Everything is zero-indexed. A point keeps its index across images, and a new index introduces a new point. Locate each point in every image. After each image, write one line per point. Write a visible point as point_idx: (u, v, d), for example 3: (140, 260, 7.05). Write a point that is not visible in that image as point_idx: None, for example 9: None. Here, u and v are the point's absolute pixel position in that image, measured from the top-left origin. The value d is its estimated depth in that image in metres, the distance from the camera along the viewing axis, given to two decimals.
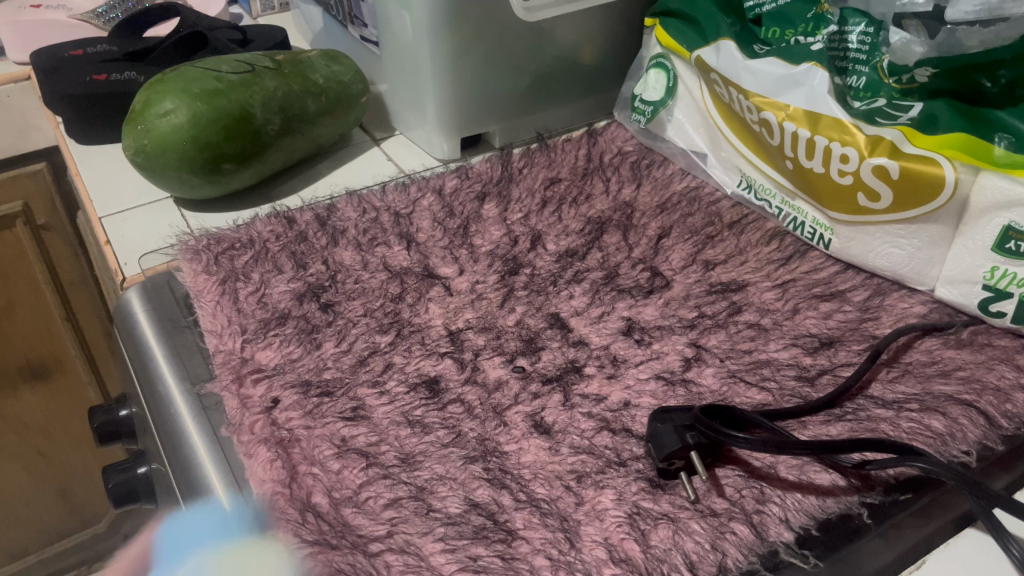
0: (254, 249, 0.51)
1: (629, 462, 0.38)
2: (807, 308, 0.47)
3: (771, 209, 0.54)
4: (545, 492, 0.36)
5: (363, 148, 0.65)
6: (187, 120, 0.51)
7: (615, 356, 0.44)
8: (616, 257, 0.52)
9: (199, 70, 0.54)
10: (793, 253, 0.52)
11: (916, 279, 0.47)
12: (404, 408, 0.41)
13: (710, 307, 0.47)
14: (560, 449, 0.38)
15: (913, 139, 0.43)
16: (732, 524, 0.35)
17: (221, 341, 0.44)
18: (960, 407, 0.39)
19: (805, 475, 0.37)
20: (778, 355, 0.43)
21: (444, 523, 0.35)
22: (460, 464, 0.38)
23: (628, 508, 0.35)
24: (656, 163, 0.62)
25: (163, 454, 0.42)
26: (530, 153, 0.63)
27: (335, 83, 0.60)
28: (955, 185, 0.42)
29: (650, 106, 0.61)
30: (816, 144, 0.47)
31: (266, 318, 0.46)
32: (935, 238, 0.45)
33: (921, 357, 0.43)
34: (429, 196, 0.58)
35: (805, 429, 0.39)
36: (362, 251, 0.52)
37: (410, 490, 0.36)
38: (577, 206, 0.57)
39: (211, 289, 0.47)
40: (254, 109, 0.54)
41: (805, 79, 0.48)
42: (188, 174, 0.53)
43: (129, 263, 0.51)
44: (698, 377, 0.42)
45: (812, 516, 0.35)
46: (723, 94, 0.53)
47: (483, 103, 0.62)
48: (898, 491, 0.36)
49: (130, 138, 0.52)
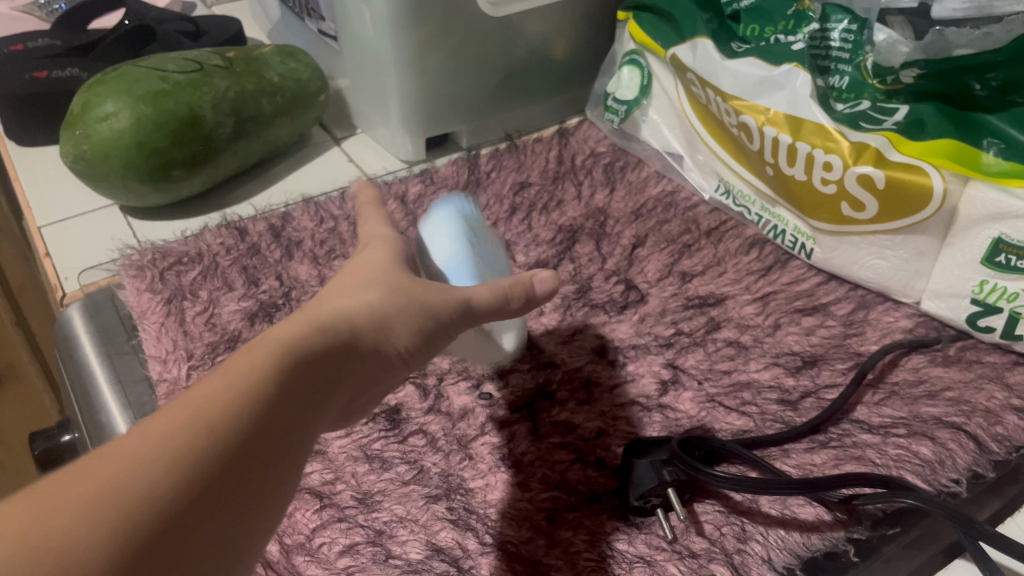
0: (203, 263, 0.48)
1: (603, 498, 0.35)
2: (789, 323, 0.45)
3: (750, 215, 0.52)
4: (513, 533, 0.34)
5: (324, 149, 0.62)
6: (131, 125, 0.47)
7: (588, 379, 0.41)
8: (589, 269, 0.49)
9: (142, 70, 0.50)
10: (774, 263, 0.50)
11: (902, 292, 0.45)
12: (362, 441, 0.38)
13: (687, 323, 0.45)
14: (530, 484, 0.36)
15: (899, 146, 0.41)
16: (711, 566, 0.32)
17: (165, 368, 0.41)
18: (949, 431, 0.37)
19: (789, 509, 0.35)
20: (759, 376, 0.41)
21: (404, 571, 0.32)
22: (421, 503, 0.35)
23: (602, 549, 0.33)
24: (631, 165, 0.60)
25: None
26: (499, 154, 0.60)
27: (291, 82, 0.57)
28: (943, 196, 0.40)
29: (624, 105, 0.58)
30: (797, 150, 0.45)
31: (214, 341, 0.43)
32: (921, 250, 0.43)
33: (908, 376, 0.41)
34: (391, 202, 0.55)
35: (788, 457, 0.37)
36: (319, 264, 0.49)
37: (367, 534, 0.34)
38: (548, 212, 0.55)
39: (156, 309, 0.44)
40: (204, 112, 0.50)
41: (785, 82, 0.45)
42: (133, 181, 0.49)
43: (69, 278, 0.48)
44: (675, 402, 0.40)
45: (796, 555, 0.33)
46: (700, 95, 0.51)
47: (448, 101, 0.59)
48: (887, 525, 0.34)
49: (68, 143, 0.48)
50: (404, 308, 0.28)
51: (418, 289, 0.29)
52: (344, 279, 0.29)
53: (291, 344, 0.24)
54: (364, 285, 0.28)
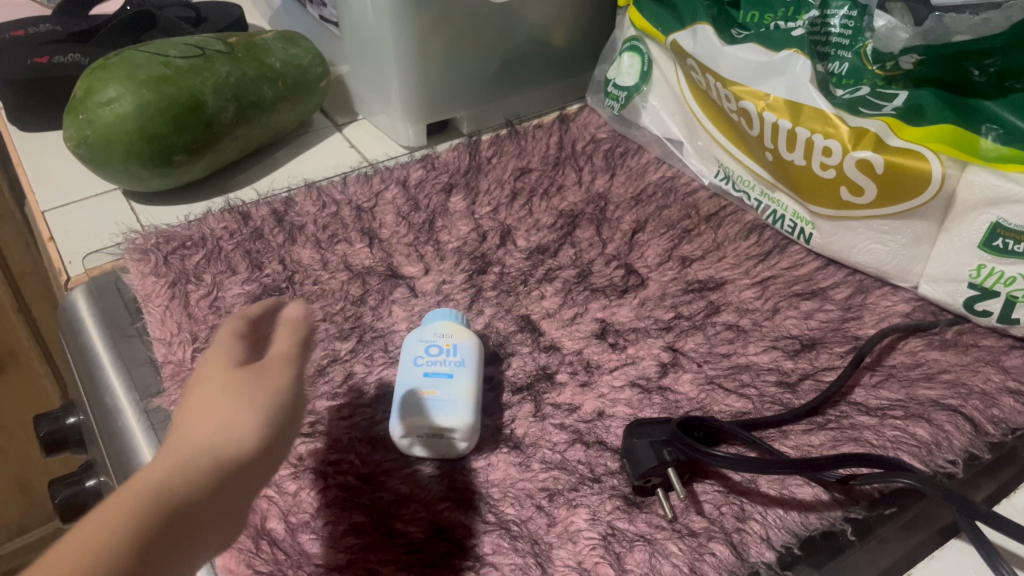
0: (207, 247, 0.48)
1: (604, 478, 0.36)
2: (788, 307, 0.45)
3: (749, 200, 0.52)
4: (515, 512, 0.34)
5: (325, 135, 0.62)
6: (133, 110, 0.47)
7: (588, 361, 0.42)
8: (589, 254, 0.50)
9: (144, 55, 0.50)
10: (773, 248, 0.50)
11: (899, 276, 0.45)
12: (365, 422, 0.38)
13: (687, 307, 0.45)
14: (531, 464, 0.36)
15: (899, 132, 0.41)
16: (711, 544, 0.33)
17: (170, 350, 0.41)
18: (946, 413, 0.38)
19: (787, 489, 0.35)
20: (757, 359, 0.42)
21: (408, 549, 0.33)
22: (425, 483, 0.36)
23: (603, 528, 0.34)
24: (631, 151, 0.60)
25: (109, 469, 0.39)
26: (500, 140, 0.60)
27: (293, 68, 0.57)
28: (942, 181, 0.40)
29: (624, 91, 0.59)
30: (797, 135, 0.45)
31: (219, 324, 0.43)
32: (919, 235, 0.43)
33: (905, 359, 0.42)
34: (393, 187, 0.55)
35: (786, 439, 0.37)
36: (322, 248, 0.49)
37: (371, 513, 0.34)
38: (549, 197, 0.55)
39: (160, 292, 0.44)
40: (206, 97, 0.50)
41: (785, 67, 0.45)
42: (136, 166, 0.49)
43: (74, 261, 0.48)
44: (674, 383, 0.40)
45: (794, 534, 0.33)
46: (700, 81, 0.51)
47: (449, 88, 0.59)
48: (883, 505, 0.34)
49: (71, 128, 0.48)
50: (266, 420, 0.25)
51: (274, 392, 0.26)
52: (195, 397, 0.25)
53: (143, 504, 0.21)
54: (221, 399, 0.25)
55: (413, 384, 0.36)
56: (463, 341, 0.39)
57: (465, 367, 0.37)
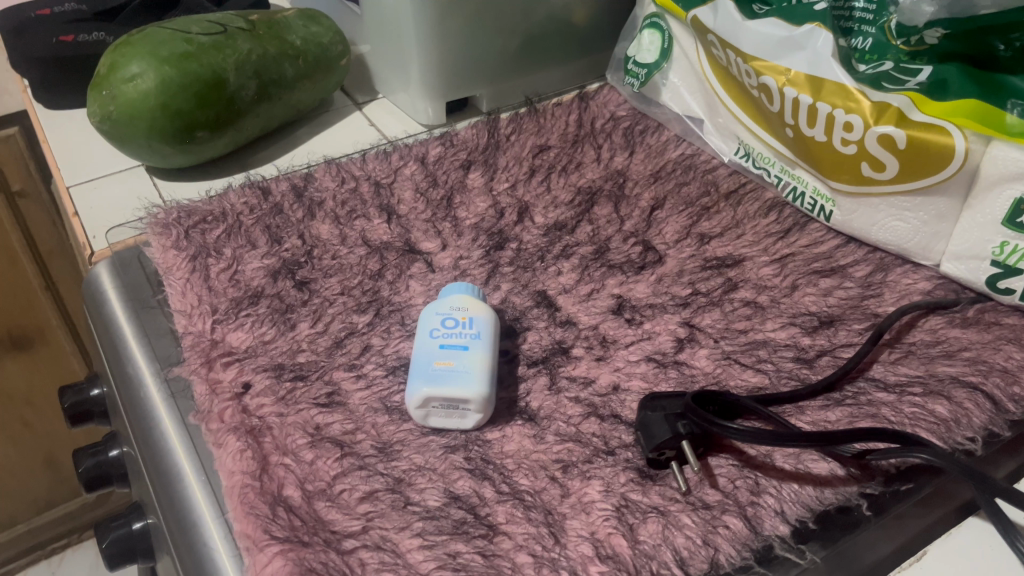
0: (227, 222, 0.49)
1: (618, 451, 0.36)
2: (807, 284, 0.45)
3: (770, 177, 0.52)
4: (529, 483, 0.34)
5: (346, 113, 0.63)
6: (156, 86, 0.48)
7: (604, 336, 0.42)
8: (607, 230, 0.50)
9: (167, 32, 0.50)
10: (793, 226, 0.50)
11: (921, 254, 0.45)
12: (381, 393, 0.39)
13: (704, 284, 0.45)
14: (546, 437, 0.37)
15: (923, 106, 0.41)
16: (725, 517, 0.33)
17: (190, 322, 0.42)
18: (965, 390, 0.37)
19: (803, 463, 0.35)
20: (775, 335, 0.41)
21: (422, 517, 0.33)
22: (440, 454, 0.36)
23: (616, 500, 0.34)
24: (651, 129, 0.60)
25: (131, 437, 0.40)
26: (519, 118, 0.60)
27: (314, 45, 0.57)
28: (965, 156, 0.39)
29: (645, 69, 0.59)
30: (818, 111, 0.45)
31: (238, 296, 0.43)
32: (942, 212, 0.42)
33: (925, 337, 0.41)
34: (411, 164, 0.55)
35: (803, 414, 0.37)
36: (341, 223, 0.49)
37: (387, 482, 0.34)
38: (567, 174, 0.55)
39: (181, 265, 0.45)
40: (228, 74, 0.51)
41: (806, 42, 0.45)
42: (158, 142, 0.50)
43: (97, 236, 0.49)
44: (690, 358, 0.40)
45: (809, 508, 0.33)
46: (720, 57, 0.51)
47: (469, 66, 0.59)
48: (899, 482, 0.34)
49: (95, 104, 0.49)
50: None
51: None
52: None
53: None
54: None
55: (429, 355, 0.36)
56: (480, 314, 0.39)
57: (481, 340, 0.37)
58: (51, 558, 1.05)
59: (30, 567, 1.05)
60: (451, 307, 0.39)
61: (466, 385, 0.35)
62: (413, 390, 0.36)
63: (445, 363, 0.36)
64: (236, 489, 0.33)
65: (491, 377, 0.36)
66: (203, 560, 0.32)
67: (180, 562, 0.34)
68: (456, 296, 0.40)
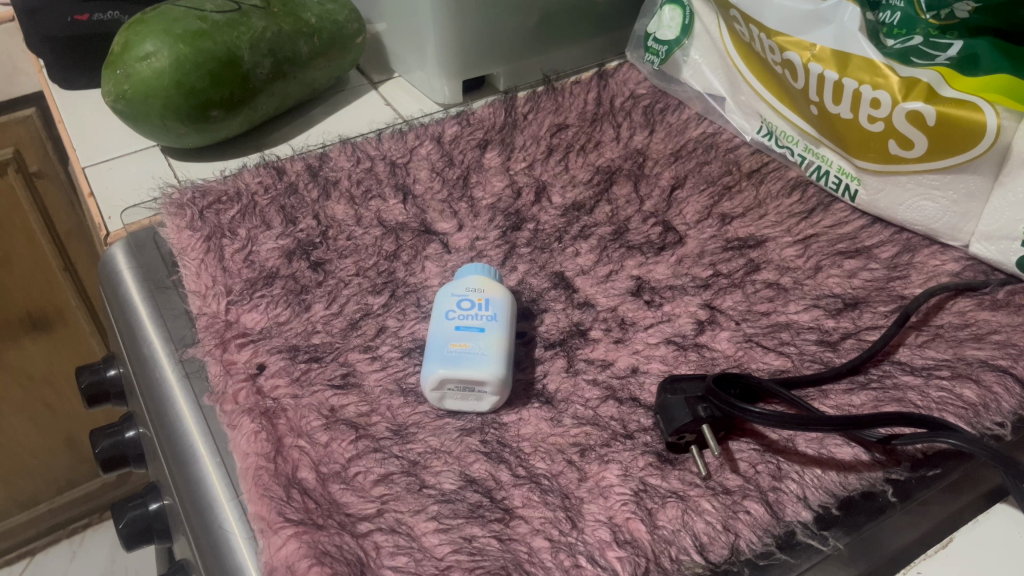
0: (242, 202, 0.48)
1: (636, 434, 0.35)
2: (831, 265, 0.44)
3: (793, 156, 0.51)
4: (545, 467, 0.34)
5: (361, 92, 0.62)
6: (170, 65, 0.47)
7: (623, 319, 0.41)
8: (626, 211, 0.49)
9: (180, 9, 0.50)
10: (816, 206, 0.49)
11: (949, 235, 0.44)
12: (397, 375, 0.38)
13: (726, 265, 0.44)
14: (563, 420, 0.36)
15: (952, 82, 0.39)
16: (746, 502, 0.32)
17: (205, 303, 0.41)
18: (994, 373, 0.36)
19: (826, 449, 0.34)
20: (798, 318, 0.41)
21: (437, 500, 0.32)
22: (456, 437, 0.35)
23: (634, 484, 0.33)
24: (671, 108, 0.59)
25: (147, 418, 0.40)
26: (536, 97, 0.59)
27: (329, 23, 0.56)
28: (997, 133, 0.38)
29: (665, 46, 0.58)
30: (844, 87, 0.44)
31: (252, 277, 0.43)
32: (971, 191, 0.41)
33: (953, 319, 0.40)
34: (427, 143, 0.55)
35: (826, 398, 0.36)
36: (355, 204, 0.49)
37: (402, 464, 0.34)
38: (586, 154, 0.54)
39: (196, 245, 0.45)
40: (242, 52, 0.50)
41: (832, 16, 0.44)
42: (172, 121, 0.49)
43: (112, 217, 0.49)
44: (711, 341, 0.39)
45: (832, 494, 0.32)
46: (743, 33, 0.50)
47: (487, 44, 0.58)
48: (926, 467, 0.33)
49: (109, 83, 0.48)
50: None
51: None
52: None
53: None
54: None
55: (444, 336, 0.36)
56: (493, 293, 0.38)
57: (497, 322, 0.37)
58: (72, 537, 1.07)
59: (51, 546, 1.06)
60: (464, 289, 0.38)
61: (480, 365, 0.35)
62: (428, 372, 0.35)
63: (460, 344, 0.35)
64: (250, 472, 0.33)
65: (508, 359, 0.36)
66: (216, 540, 0.31)
67: (195, 544, 0.33)
68: (469, 278, 0.39)
